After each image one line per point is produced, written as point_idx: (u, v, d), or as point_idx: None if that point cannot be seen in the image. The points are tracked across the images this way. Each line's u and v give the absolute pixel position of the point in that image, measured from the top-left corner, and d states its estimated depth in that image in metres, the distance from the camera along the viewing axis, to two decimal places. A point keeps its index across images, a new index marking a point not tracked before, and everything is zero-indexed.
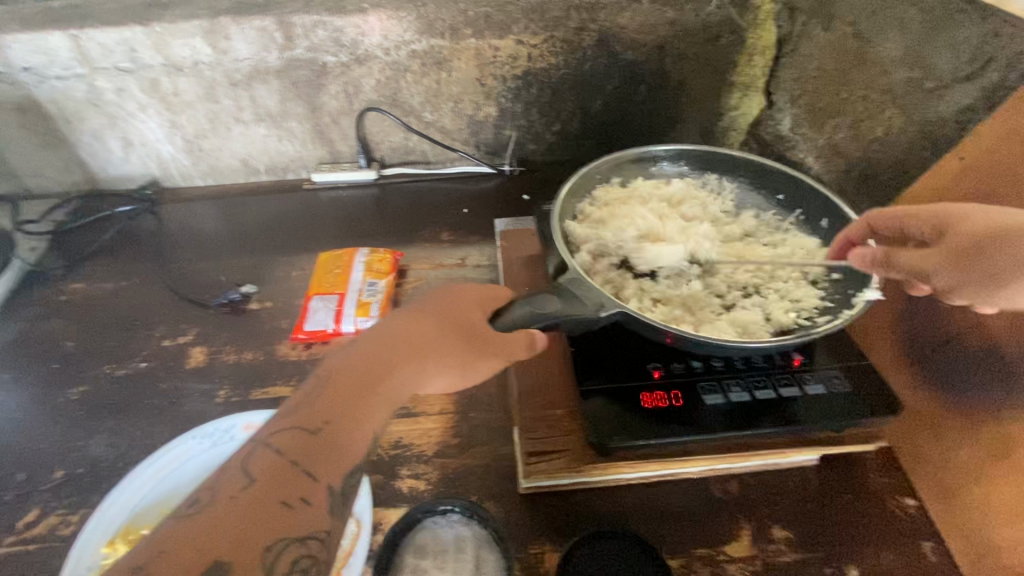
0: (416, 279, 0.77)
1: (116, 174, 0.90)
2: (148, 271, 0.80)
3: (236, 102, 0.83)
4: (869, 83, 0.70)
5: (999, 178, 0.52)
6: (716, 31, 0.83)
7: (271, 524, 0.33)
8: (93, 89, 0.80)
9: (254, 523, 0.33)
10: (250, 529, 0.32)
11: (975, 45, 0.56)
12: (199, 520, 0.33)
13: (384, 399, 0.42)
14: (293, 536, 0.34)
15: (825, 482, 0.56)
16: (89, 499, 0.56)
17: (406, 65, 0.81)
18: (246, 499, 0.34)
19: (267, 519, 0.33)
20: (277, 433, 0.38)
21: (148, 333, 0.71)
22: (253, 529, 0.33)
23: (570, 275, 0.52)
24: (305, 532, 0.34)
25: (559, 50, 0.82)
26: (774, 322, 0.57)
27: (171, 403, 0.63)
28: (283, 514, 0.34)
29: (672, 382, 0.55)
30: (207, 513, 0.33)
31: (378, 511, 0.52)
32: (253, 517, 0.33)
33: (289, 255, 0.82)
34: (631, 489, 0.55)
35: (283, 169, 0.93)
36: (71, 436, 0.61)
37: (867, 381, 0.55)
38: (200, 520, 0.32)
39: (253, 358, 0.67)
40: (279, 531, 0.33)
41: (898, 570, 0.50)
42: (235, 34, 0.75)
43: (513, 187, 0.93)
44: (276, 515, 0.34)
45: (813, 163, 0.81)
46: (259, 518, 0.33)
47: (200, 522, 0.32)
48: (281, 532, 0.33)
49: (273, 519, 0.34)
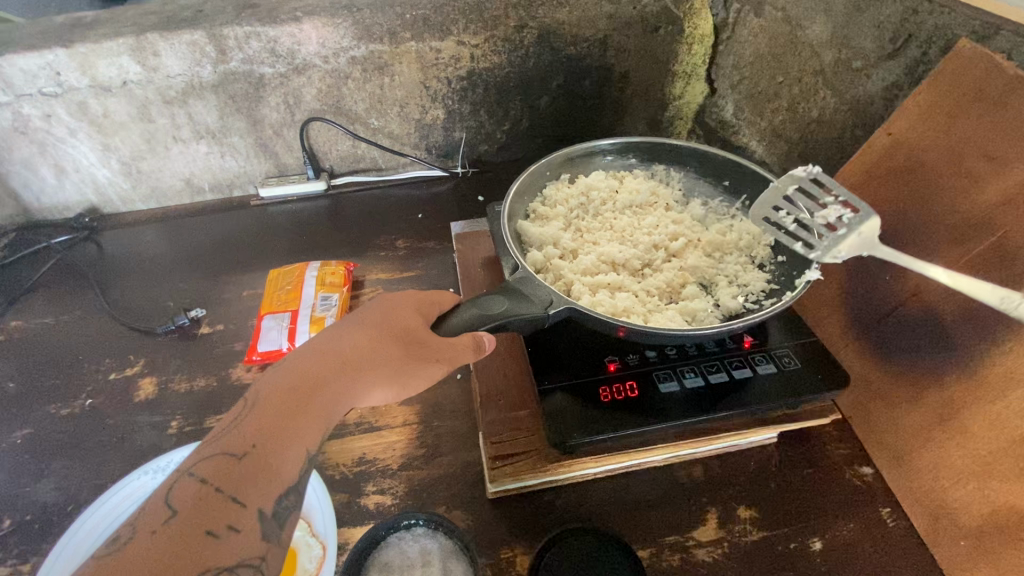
0: (373, 289, 0.75)
1: (51, 204, 0.86)
2: (91, 302, 0.77)
3: (173, 121, 0.80)
4: (802, 66, 0.72)
5: (919, 152, 0.55)
6: (655, 22, 0.83)
7: (195, 556, 0.32)
8: (18, 116, 0.75)
9: (175, 557, 0.31)
10: (174, 561, 0.31)
11: (897, 23, 0.58)
12: (118, 558, 0.31)
13: (318, 414, 0.40)
14: (223, 564, 0.33)
15: (785, 458, 0.57)
16: (41, 546, 0.53)
17: (347, 72, 0.79)
18: (168, 532, 0.33)
19: (193, 551, 0.32)
20: (203, 461, 0.36)
21: (94, 367, 0.68)
22: (174, 562, 0.31)
23: (517, 275, 0.51)
24: (235, 560, 0.33)
25: (501, 49, 0.81)
26: (723, 307, 0.58)
27: (122, 438, 0.61)
28: (207, 545, 0.33)
29: (628, 374, 0.55)
30: (124, 552, 0.31)
31: (343, 530, 0.51)
32: (174, 550, 0.32)
33: (239, 274, 0.79)
34: (598, 484, 0.55)
35: (228, 186, 0.90)
36: (15, 483, 0.58)
37: (818, 356, 0.57)
38: (117, 559, 0.31)
39: (206, 384, 0.65)
40: (206, 562, 0.32)
41: (859, 538, 0.51)
42: (165, 50, 0.73)
43: (467, 189, 0.92)
44: (201, 545, 0.32)
45: (757, 147, 0.83)
46: (181, 551, 0.32)
47: (120, 559, 0.31)
48: (207, 563, 0.32)
49: (198, 549, 0.32)
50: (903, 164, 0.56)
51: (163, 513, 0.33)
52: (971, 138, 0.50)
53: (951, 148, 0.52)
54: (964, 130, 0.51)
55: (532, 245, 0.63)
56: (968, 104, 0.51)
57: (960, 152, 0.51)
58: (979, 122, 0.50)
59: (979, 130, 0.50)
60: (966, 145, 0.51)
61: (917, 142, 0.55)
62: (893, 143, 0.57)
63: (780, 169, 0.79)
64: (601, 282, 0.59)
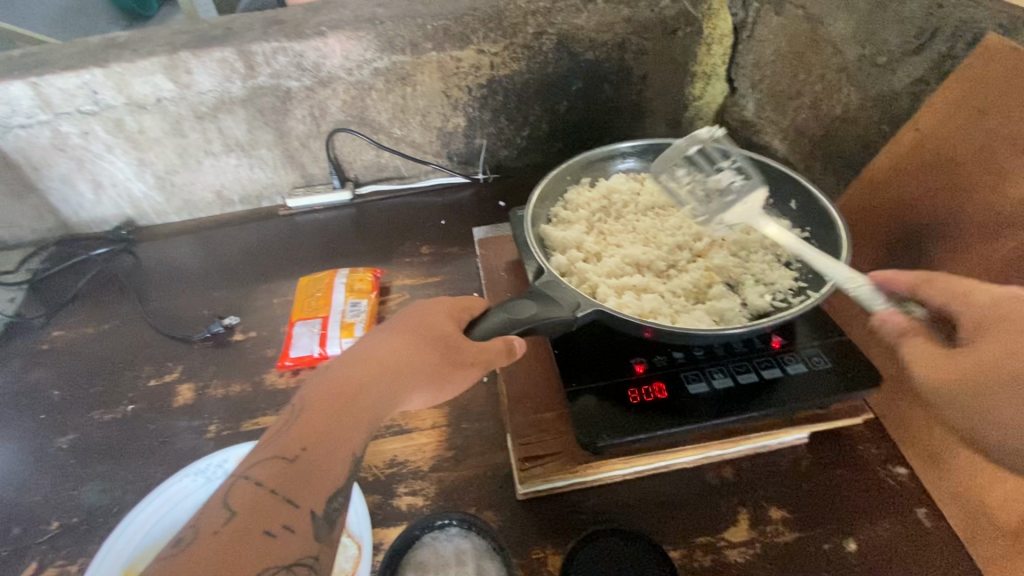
0: (400, 295, 0.77)
1: (90, 218, 0.89)
2: (129, 311, 0.79)
3: (204, 135, 0.83)
4: (825, 64, 0.72)
5: (949, 147, 0.54)
6: (673, 24, 0.83)
7: (255, 555, 0.33)
8: (58, 134, 0.79)
9: (239, 555, 0.33)
10: (236, 559, 0.33)
11: (921, 19, 0.58)
12: (183, 557, 0.33)
13: (362, 418, 0.42)
14: (280, 563, 0.34)
15: (815, 458, 0.57)
16: (88, 546, 0.55)
17: (371, 83, 0.81)
18: (228, 532, 0.34)
19: (252, 549, 0.34)
20: (257, 464, 0.38)
21: (134, 374, 0.71)
22: (237, 560, 0.33)
23: (545, 279, 0.52)
24: (292, 559, 0.35)
25: (521, 56, 0.82)
26: (750, 307, 0.58)
27: (163, 442, 0.63)
28: (266, 544, 0.34)
29: (656, 375, 0.55)
30: (189, 551, 0.33)
31: (378, 531, 0.52)
32: (236, 548, 0.33)
33: (270, 282, 0.82)
34: (627, 485, 0.55)
35: (257, 198, 0.93)
36: (63, 486, 0.60)
37: (847, 355, 0.56)
38: (183, 558, 0.32)
39: (241, 390, 0.67)
40: (265, 560, 0.34)
41: (895, 539, 0.51)
42: (196, 67, 0.75)
43: (489, 195, 0.94)
44: (261, 544, 0.34)
45: (779, 146, 0.83)
46: (243, 550, 0.33)
47: (186, 557, 0.32)
48: (267, 562, 0.34)
49: (258, 548, 0.34)
50: (930, 161, 0.56)
51: (223, 514, 0.35)
52: (1001, 134, 0.50)
53: (981, 142, 0.51)
54: (996, 124, 0.50)
55: (555, 249, 0.64)
56: (998, 96, 0.50)
57: (989, 147, 0.51)
58: (1011, 117, 0.49)
59: (1011, 123, 0.49)
60: (997, 139, 0.50)
61: (946, 137, 0.54)
62: (919, 139, 0.57)
63: (804, 167, 0.79)
64: (626, 284, 0.60)
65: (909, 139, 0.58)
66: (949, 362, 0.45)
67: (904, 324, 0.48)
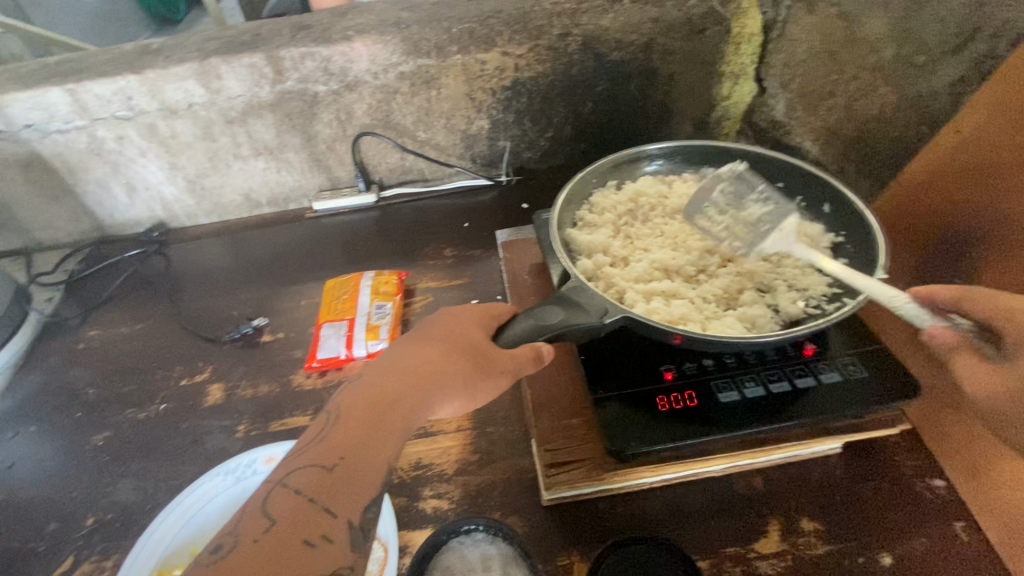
0: (424, 297, 0.77)
1: (123, 220, 0.92)
2: (161, 312, 0.81)
3: (234, 139, 0.84)
4: (859, 63, 0.70)
5: (992, 148, 0.52)
6: (701, 24, 0.82)
7: (297, 564, 0.34)
8: (94, 139, 0.81)
9: (282, 564, 0.33)
10: (278, 569, 0.33)
11: (962, 17, 0.56)
12: (226, 563, 0.33)
13: (397, 427, 0.42)
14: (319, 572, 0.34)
15: (850, 469, 0.55)
16: (122, 543, 0.57)
17: (396, 87, 0.82)
18: (269, 540, 0.35)
19: (294, 558, 0.34)
20: (295, 472, 0.38)
21: (166, 373, 0.73)
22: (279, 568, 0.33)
23: (572, 284, 0.51)
24: (331, 569, 0.35)
25: (546, 58, 0.81)
26: (783, 314, 0.57)
27: (194, 441, 0.64)
28: (306, 553, 0.34)
29: (686, 383, 0.54)
30: (231, 558, 0.33)
31: (404, 534, 0.53)
32: (278, 556, 0.33)
33: (297, 283, 0.83)
34: (654, 493, 0.54)
35: (285, 200, 0.94)
36: (98, 482, 0.62)
37: (884, 365, 0.55)
38: (226, 565, 0.33)
39: (270, 390, 0.68)
40: (306, 569, 0.34)
41: (932, 555, 0.49)
42: (226, 73, 0.77)
43: (512, 197, 0.94)
44: (301, 553, 0.34)
45: (810, 147, 0.81)
46: (285, 558, 0.34)
47: (229, 565, 0.33)
48: (307, 571, 0.34)
49: (299, 557, 0.34)
50: (972, 163, 0.54)
51: (263, 522, 0.35)
52: None
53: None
54: None
55: (580, 253, 0.64)
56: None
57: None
58: None
59: None
60: None
61: (989, 138, 0.52)
62: (961, 141, 0.55)
63: (837, 168, 0.77)
64: (654, 290, 0.59)
65: (951, 142, 0.56)
66: (1000, 377, 0.42)
67: (954, 341, 0.46)
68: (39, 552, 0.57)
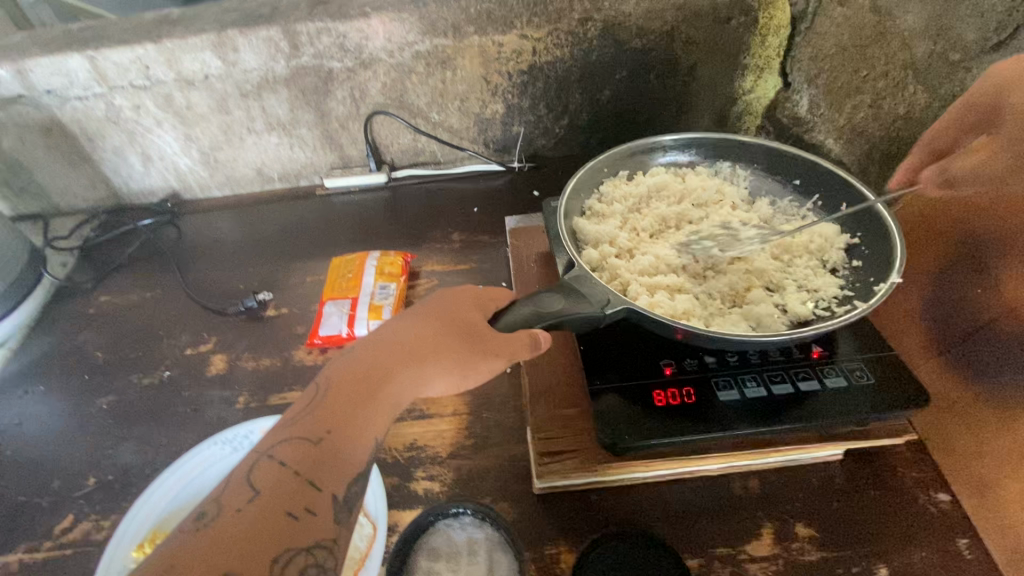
0: (429, 281, 0.77)
1: (138, 189, 0.93)
2: (171, 281, 0.82)
3: (248, 113, 0.84)
4: (889, 60, 0.67)
5: None
6: (727, 13, 0.79)
7: (277, 536, 0.34)
8: (111, 107, 0.82)
9: (263, 535, 0.34)
10: (258, 539, 0.34)
11: (1004, 11, 0.53)
12: (210, 533, 0.34)
13: (385, 403, 0.42)
14: (301, 546, 0.35)
15: (851, 477, 0.54)
16: (121, 504, 0.58)
17: (411, 66, 0.81)
18: (252, 511, 0.35)
19: (275, 530, 0.34)
20: (281, 444, 0.39)
21: (172, 341, 0.74)
22: (258, 539, 0.34)
23: (573, 274, 0.50)
24: (313, 541, 0.35)
25: (565, 43, 0.80)
26: (790, 313, 0.55)
27: (194, 410, 0.65)
28: (288, 525, 0.35)
29: (685, 379, 0.53)
30: (214, 526, 0.34)
31: (394, 512, 0.53)
32: (259, 528, 0.34)
33: (303, 260, 0.83)
34: (648, 490, 0.54)
35: (296, 176, 0.94)
36: (101, 444, 0.63)
37: (893, 373, 0.53)
38: (209, 534, 0.34)
39: (270, 364, 0.69)
40: (289, 541, 0.34)
41: (932, 570, 0.48)
42: (243, 45, 0.76)
43: (523, 184, 0.92)
44: (282, 525, 0.35)
45: (833, 145, 0.78)
46: (266, 530, 0.34)
47: (207, 539, 0.33)
48: (287, 544, 0.34)
49: (279, 529, 0.34)
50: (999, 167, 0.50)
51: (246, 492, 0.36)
52: None
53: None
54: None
55: (587, 243, 0.63)
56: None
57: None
58: None
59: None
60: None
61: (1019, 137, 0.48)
62: None
63: (859, 169, 0.74)
64: (659, 284, 0.58)
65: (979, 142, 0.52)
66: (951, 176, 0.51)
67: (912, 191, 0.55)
68: (42, 506, 0.59)
